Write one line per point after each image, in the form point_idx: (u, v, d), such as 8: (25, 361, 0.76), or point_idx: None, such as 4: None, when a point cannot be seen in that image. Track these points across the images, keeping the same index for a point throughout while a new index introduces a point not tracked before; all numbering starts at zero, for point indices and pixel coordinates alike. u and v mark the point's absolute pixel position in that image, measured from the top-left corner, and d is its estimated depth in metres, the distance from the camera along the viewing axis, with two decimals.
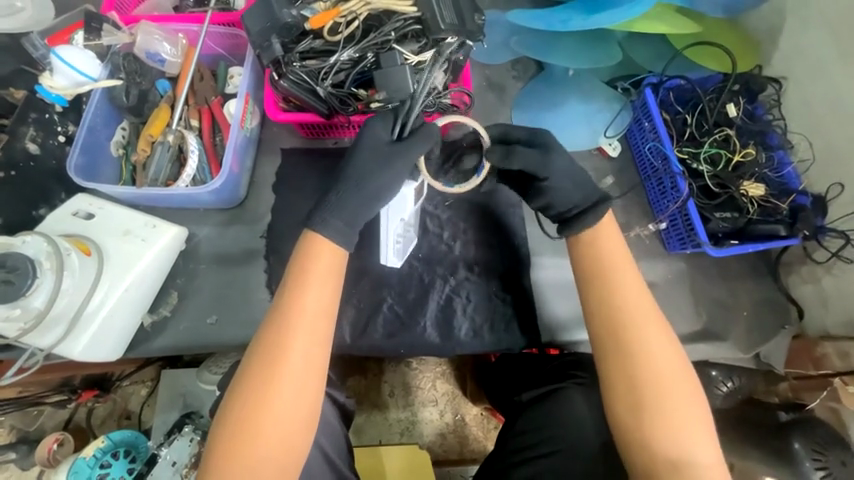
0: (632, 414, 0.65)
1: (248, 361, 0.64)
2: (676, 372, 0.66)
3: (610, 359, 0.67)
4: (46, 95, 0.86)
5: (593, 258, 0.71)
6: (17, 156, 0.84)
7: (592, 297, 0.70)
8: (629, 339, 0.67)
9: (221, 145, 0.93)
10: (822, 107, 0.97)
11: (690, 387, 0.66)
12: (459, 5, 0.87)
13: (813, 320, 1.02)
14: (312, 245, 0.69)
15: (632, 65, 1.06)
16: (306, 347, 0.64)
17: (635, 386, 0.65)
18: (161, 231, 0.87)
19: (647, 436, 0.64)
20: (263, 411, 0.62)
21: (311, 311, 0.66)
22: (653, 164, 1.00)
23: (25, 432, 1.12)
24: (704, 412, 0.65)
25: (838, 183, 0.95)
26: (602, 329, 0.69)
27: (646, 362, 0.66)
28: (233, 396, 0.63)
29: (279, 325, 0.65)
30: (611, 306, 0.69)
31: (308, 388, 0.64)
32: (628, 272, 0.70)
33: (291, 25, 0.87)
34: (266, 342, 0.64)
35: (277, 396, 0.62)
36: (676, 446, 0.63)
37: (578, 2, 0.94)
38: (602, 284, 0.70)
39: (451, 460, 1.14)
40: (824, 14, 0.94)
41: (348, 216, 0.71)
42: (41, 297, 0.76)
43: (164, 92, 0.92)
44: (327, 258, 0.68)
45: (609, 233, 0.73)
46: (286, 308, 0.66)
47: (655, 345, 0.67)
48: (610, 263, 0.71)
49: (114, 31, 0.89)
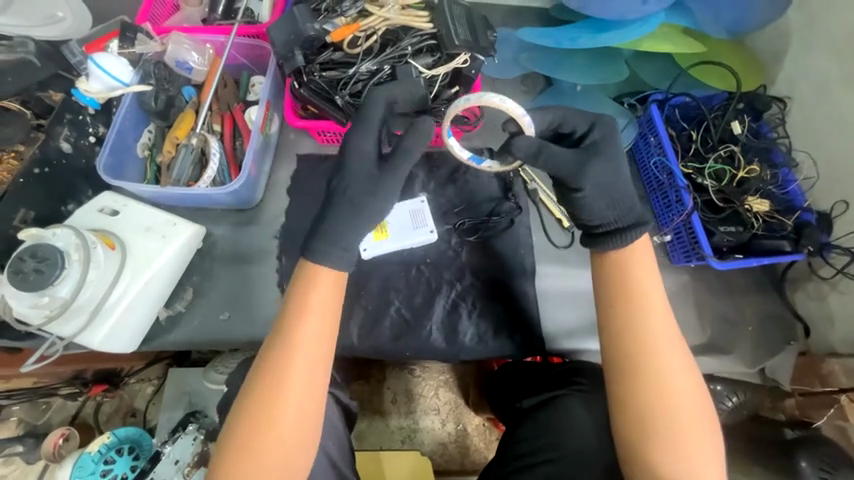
0: (635, 429, 0.66)
1: (250, 386, 0.66)
2: (688, 399, 0.66)
3: (623, 379, 0.67)
4: (81, 97, 0.91)
5: (612, 268, 0.69)
6: (51, 154, 0.89)
7: (610, 321, 0.68)
8: (642, 356, 0.66)
9: (241, 150, 0.97)
10: (826, 127, 0.99)
11: (700, 416, 0.66)
12: (473, 23, 0.92)
13: (820, 337, 1.02)
14: (307, 274, 0.69)
15: (637, 82, 1.10)
16: (307, 373, 0.66)
17: (643, 410, 0.65)
18: (181, 228, 0.92)
19: (654, 462, 0.64)
20: (268, 433, 0.64)
21: (310, 338, 0.67)
22: (658, 178, 1.02)
23: (33, 425, 1.15)
24: (711, 439, 0.66)
25: (843, 201, 0.96)
26: (616, 343, 0.67)
27: (652, 378, 0.66)
28: (235, 417, 0.66)
29: (283, 341, 0.66)
30: (623, 319, 0.67)
31: (308, 406, 0.66)
32: (652, 297, 0.67)
33: (314, 38, 0.90)
34: (271, 355, 0.67)
35: (280, 418, 0.65)
36: (680, 463, 0.64)
37: (585, 20, 0.98)
38: (623, 304, 0.68)
39: (452, 470, 1.15)
40: (825, 36, 0.97)
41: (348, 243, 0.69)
42: (66, 287, 0.79)
43: (189, 98, 0.99)
44: (325, 286, 0.68)
45: (635, 255, 0.69)
46: (287, 338, 0.67)
47: (667, 374, 0.66)
48: (632, 287, 0.67)
49: (147, 40, 0.96)
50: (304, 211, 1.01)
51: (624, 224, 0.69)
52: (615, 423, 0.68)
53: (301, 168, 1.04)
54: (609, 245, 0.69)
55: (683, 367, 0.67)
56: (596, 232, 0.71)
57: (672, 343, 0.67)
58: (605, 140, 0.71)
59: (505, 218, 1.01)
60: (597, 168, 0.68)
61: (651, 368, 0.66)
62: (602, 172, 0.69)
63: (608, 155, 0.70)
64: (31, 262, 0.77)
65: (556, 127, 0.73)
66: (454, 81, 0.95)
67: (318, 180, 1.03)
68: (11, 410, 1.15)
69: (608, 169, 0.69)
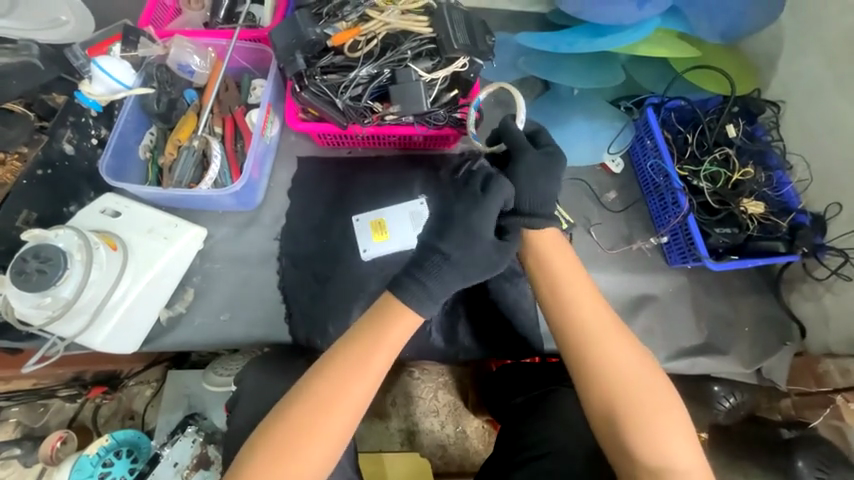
0: (605, 417, 0.66)
1: (297, 400, 0.66)
2: (639, 374, 0.67)
3: (576, 371, 0.69)
4: (84, 100, 0.91)
5: (545, 268, 0.75)
6: (54, 156, 0.90)
7: (553, 317, 0.73)
8: (587, 344, 0.69)
9: (242, 152, 0.98)
10: (819, 131, 1.00)
11: (658, 390, 0.67)
12: (471, 27, 0.93)
13: (816, 337, 1.03)
14: (389, 308, 0.69)
15: (633, 87, 1.11)
16: (360, 399, 0.66)
17: (602, 395, 0.67)
18: (183, 229, 0.92)
19: (625, 444, 0.64)
20: (303, 448, 0.63)
21: (374, 369, 0.67)
22: (655, 180, 1.03)
23: (31, 428, 1.15)
24: (677, 410, 0.66)
25: (836, 203, 0.98)
26: (563, 337, 0.71)
27: (601, 364, 0.68)
28: (270, 428, 0.65)
29: (342, 366, 0.67)
30: (563, 313, 0.72)
31: (347, 431, 0.66)
32: (574, 282, 0.73)
33: (315, 42, 0.91)
34: (327, 377, 0.66)
35: (319, 435, 0.64)
36: (652, 443, 0.63)
37: (584, 25, 0.99)
38: (559, 297, 0.73)
39: (451, 472, 1.15)
40: (816, 41, 0.99)
41: (440, 291, 0.69)
42: (69, 288, 0.79)
43: (191, 101, 0.99)
44: (404, 325, 0.69)
45: (550, 247, 0.75)
46: (350, 362, 0.67)
47: (611, 353, 0.68)
48: (558, 279, 0.73)
49: (149, 44, 0.97)
50: (304, 213, 1.02)
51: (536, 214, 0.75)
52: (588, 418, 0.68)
53: (301, 171, 1.05)
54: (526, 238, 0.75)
55: (628, 348, 0.69)
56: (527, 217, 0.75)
57: (607, 323, 0.70)
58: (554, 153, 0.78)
59: None
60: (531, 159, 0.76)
61: (593, 350, 0.69)
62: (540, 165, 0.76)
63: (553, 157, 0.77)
64: (34, 263, 0.78)
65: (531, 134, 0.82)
66: (453, 85, 0.95)
67: (318, 182, 1.04)
68: (10, 412, 1.15)
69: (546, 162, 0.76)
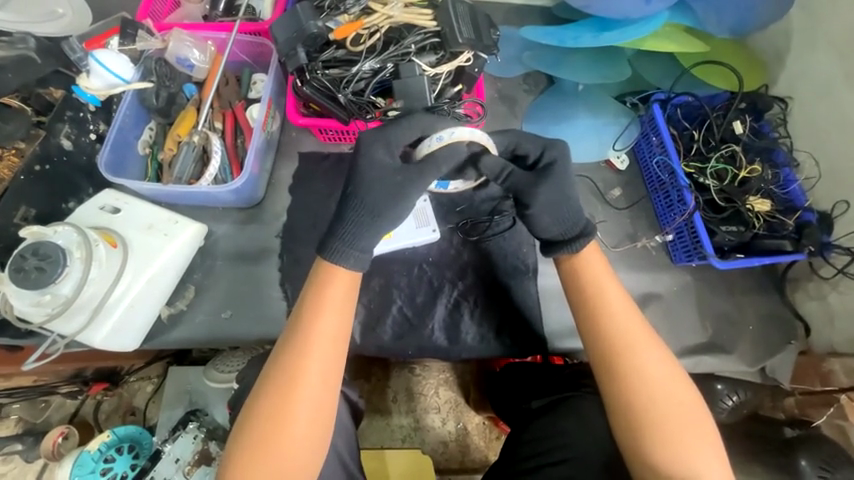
0: (630, 428, 0.68)
1: (265, 380, 0.66)
2: (663, 382, 0.69)
3: (601, 374, 0.71)
4: (82, 94, 0.91)
5: (578, 278, 0.75)
6: (52, 151, 0.89)
7: (583, 318, 0.74)
8: (617, 355, 0.70)
9: (243, 147, 0.97)
10: (828, 128, 0.99)
11: (681, 396, 0.69)
12: (476, 22, 0.92)
13: (820, 336, 1.02)
14: (323, 275, 0.70)
15: (639, 83, 1.10)
16: (321, 367, 0.67)
17: (627, 402, 0.69)
18: (183, 226, 0.91)
19: (646, 452, 0.67)
20: (282, 427, 0.64)
21: (325, 333, 0.67)
22: (660, 178, 1.02)
23: (32, 424, 1.15)
24: (699, 417, 0.68)
25: (844, 201, 0.97)
26: (592, 344, 0.72)
27: (627, 368, 0.70)
28: (249, 415, 0.65)
29: (297, 343, 0.67)
30: (592, 316, 0.73)
31: (321, 404, 0.66)
32: (606, 286, 0.74)
33: (317, 35, 0.90)
34: (285, 356, 0.67)
35: (294, 413, 0.65)
36: (671, 452, 0.66)
37: (590, 19, 0.97)
38: (589, 299, 0.74)
39: (453, 469, 1.15)
40: (826, 36, 0.97)
41: (364, 242, 0.71)
42: (69, 285, 0.79)
43: (190, 95, 0.98)
44: (342, 282, 0.69)
45: (586, 252, 0.76)
46: (302, 330, 0.67)
47: (638, 359, 0.70)
48: (589, 283, 0.74)
49: (147, 37, 0.96)
50: (306, 209, 1.01)
51: (568, 237, 0.75)
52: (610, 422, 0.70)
53: (302, 167, 1.04)
54: (559, 249, 0.76)
55: (660, 359, 0.70)
56: (556, 242, 0.76)
57: (636, 329, 0.72)
58: (554, 162, 0.76)
59: (508, 216, 1.01)
60: (544, 190, 0.73)
61: (621, 356, 0.70)
62: (549, 196, 0.73)
63: (552, 178, 0.74)
64: (33, 260, 0.77)
65: (512, 151, 0.78)
66: (457, 80, 0.94)
67: (320, 178, 1.03)
68: (10, 408, 1.15)
69: (552, 194, 0.73)
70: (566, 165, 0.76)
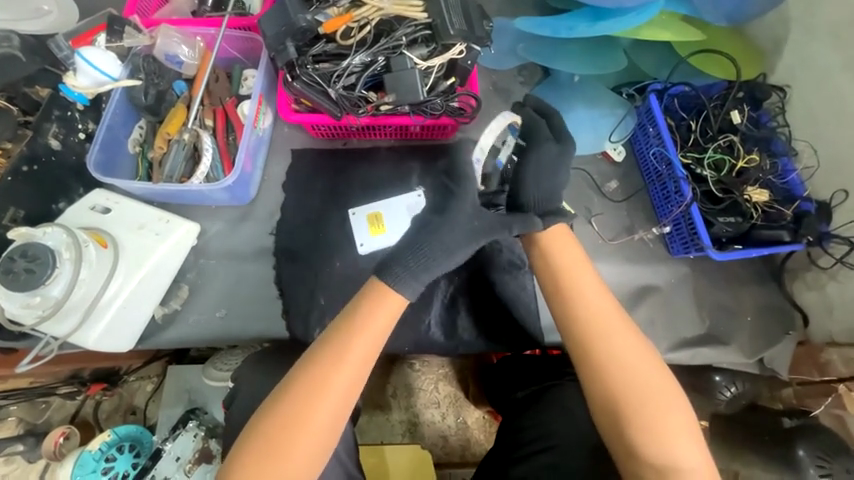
0: (608, 413, 0.67)
1: (287, 387, 0.65)
2: (639, 367, 0.68)
3: (577, 361, 0.71)
4: (69, 93, 0.89)
5: (549, 264, 0.76)
6: (39, 151, 0.87)
7: (555, 305, 0.74)
8: (589, 339, 0.70)
9: (234, 145, 0.96)
10: (827, 116, 0.98)
11: (657, 378, 0.68)
12: (469, 13, 0.89)
13: (818, 326, 1.02)
14: (374, 294, 0.69)
15: (635, 71, 1.09)
16: (347, 382, 0.66)
17: (607, 389, 0.68)
18: (175, 225, 0.90)
19: (629, 440, 0.65)
20: (295, 435, 0.63)
21: (360, 351, 0.67)
22: (657, 169, 1.01)
23: (32, 425, 1.15)
24: (678, 400, 0.67)
25: (842, 190, 0.95)
26: (568, 329, 0.72)
27: (602, 352, 0.69)
28: (263, 420, 0.64)
29: (328, 356, 0.66)
30: (564, 302, 0.73)
31: (339, 417, 0.65)
32: (575, 271, 0.74)
33: (306, 29, 0.88)
34: (312, 365, 0.66)
35: (313, 424, 0.64)
36: (651, 438, 0.65)
37: (586, 9, 0.95)
38: (561, 285, 0.74)
39: (453, 463, 1.15)
40: (825, 20, 0.95)
41: (418, 266, 0.70)
42: (59, 287, 0.78)
43: (180, 92, 0.97)
44: (390, 306, 0.69)
45: (552, 235, 0.76)
46: (338, 344, 0.67)
47: (608, 342, 0.69)
48: (558, 268, 0.75)
49: (135, 33, 0.94)
50: (302, 206, 0.99)
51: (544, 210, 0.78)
52: (591, 411, 0.69)
53: (295, 164, 1.02)
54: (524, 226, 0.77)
55: (629, 340, 0.70)
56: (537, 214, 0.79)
57: (607, 312, 0.71)
58: (551, 147, 0.81)
59: None
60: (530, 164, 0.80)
61: (594, 341, 0.70)
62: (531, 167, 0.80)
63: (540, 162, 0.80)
64: (22, 262, 0.76)
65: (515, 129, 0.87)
66: (450, 73, 0.92)
67: (313, 174, 1.01)
68: (9, 410, 1.14)
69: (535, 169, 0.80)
70: (562, 153, 0.81)
